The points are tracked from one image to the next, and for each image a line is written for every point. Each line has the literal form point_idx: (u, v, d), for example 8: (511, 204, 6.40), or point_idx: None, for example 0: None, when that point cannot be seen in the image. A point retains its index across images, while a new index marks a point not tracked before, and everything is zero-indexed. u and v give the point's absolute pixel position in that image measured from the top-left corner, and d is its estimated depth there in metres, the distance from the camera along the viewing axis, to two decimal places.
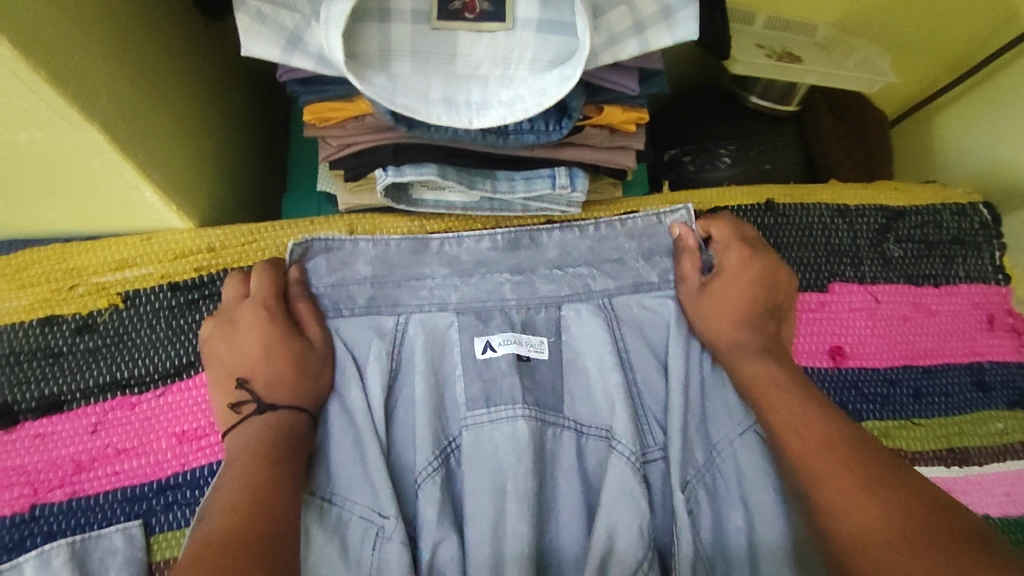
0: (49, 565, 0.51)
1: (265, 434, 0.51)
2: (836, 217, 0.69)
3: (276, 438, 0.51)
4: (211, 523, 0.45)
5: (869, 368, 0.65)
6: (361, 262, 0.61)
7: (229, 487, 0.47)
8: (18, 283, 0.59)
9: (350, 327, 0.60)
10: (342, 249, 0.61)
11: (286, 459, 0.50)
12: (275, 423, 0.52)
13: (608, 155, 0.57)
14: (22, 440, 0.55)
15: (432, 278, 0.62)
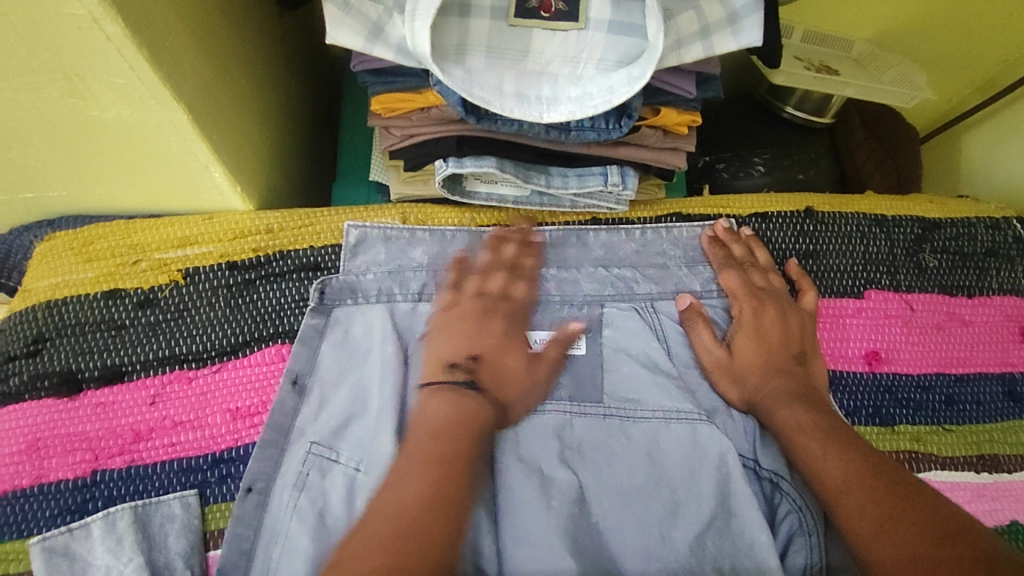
0: (114, 527, 0.51)
1: (469, 422, 0.53)
2: (873, 227, 0.71)
3: (479, 429, 0.53)
4: (393, 511, 0.46)
5: (903, 373, 0.66)
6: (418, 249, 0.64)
7: (418, 483, 0.47)
8: (86, 256, 0.61)
9: (394, 314, 0.62)
10: (400, 238, 0.64)
11: (466, 438, 0.51)
12: (451, 410, 0.53)
13: (661, 156, 0.59)
14: (85, 407, 0.57)
15: None
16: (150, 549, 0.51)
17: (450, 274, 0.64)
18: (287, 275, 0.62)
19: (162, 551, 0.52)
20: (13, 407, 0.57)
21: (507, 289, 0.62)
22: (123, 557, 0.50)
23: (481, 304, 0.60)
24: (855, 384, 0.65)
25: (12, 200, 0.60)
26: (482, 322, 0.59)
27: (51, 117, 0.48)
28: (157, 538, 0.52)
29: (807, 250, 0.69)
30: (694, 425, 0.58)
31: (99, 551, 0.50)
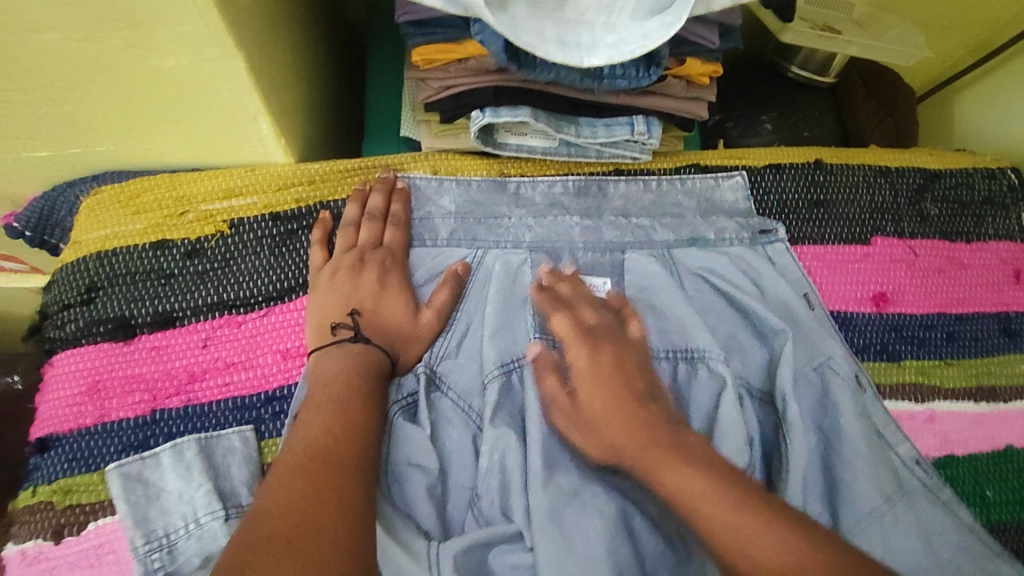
0: (182, 456, 0.54)
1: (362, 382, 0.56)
2: (878, 177, 0.75)
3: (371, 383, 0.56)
4: (295, 449, 0.50)
5: (908, 314, 0.71)
6: (447, 197, 0.67)
7: (316, 422, 0.51)
8: (133, 209, 0.63)
9: (427, 258, 0.66)
10: (429, 186, 0.67)
11: (360, 380, 0.55)
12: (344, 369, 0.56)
13: (684, 105, 0.62)
14: (140, 351, 0.60)
15: (509, 218, 0.68)
16: (216, 477, 0.54)
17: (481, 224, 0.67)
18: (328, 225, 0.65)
19: (227, 479, 0.55)
20: (71, 351, 0.60)
21: (380, 237, 0.64)
22: (193, 483, 0.53)
23: (354, 258, 0.62)
24: (863, 323, 0.70)
25: (58, 154, 0.62)
26: (342, 275, 0.61)
27: (109, 67, 0.50)
28: (222, 467, 0.55)
29: (817, 198, 0.73)
30: (702, 361, 0.63)
31: (171, 477, 0.53)
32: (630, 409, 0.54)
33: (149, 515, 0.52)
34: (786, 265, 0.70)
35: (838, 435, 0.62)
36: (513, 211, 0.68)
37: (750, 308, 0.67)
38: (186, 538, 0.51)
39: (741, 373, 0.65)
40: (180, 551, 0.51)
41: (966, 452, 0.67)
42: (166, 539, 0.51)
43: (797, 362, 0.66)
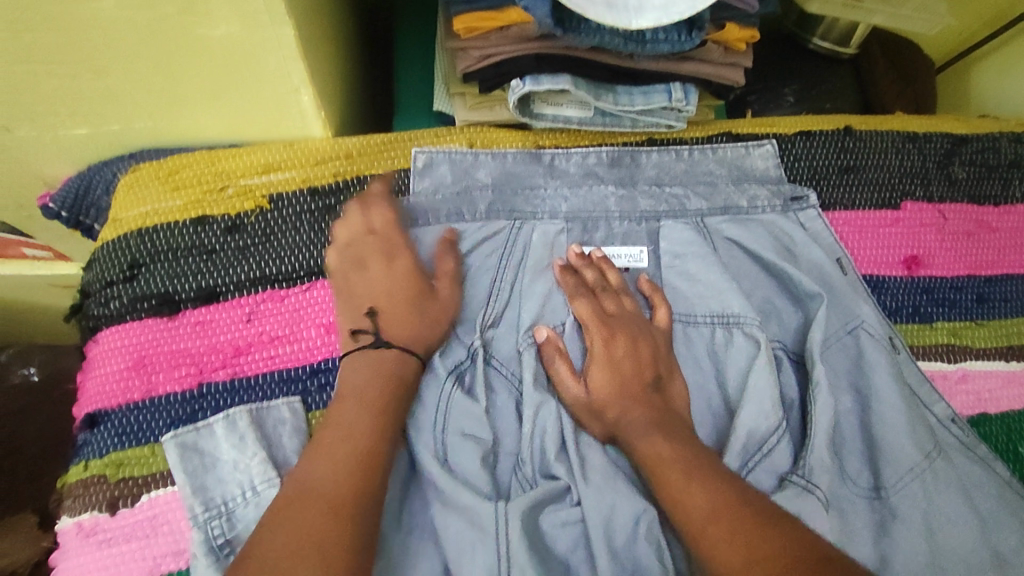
0: (235, 426, 0.55)
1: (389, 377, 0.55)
2: (906, 142, 0.76)
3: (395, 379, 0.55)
4: (336, 429, 0.50)
5: (939, 276, 0.72)
6: (483, 170, 0.68)
7: (352, 406, 0.52)
8: (172, 185, 0.63)
9: (461, 232, 0.65)
10: (464, 159, 0.67)
11: (394, 364, 0.56)
12: (374, 368, 0.55)
13: (722, 71, 0.62)
14: (184, 326, 0.60)
15: (546, 189, 0.68)
16: (270, 446, 0.55)
17: (519, 196, 0.67)
18: None
19: (280, 449, 0.56)
20: (116, 327, 0.60)
21: (371, 224, 0.62)
22: (248, 452, 0.54)
23: (378, 246, 0.61)
24: (895, 286, 0.71)
25: (96, 132, 0.63)
26: (358, 265, 0.60)
27: (159, 37, 0.50)
28: (275, 437, 0.56)
29: (847, 165, 0.74)
30: (739, 326, 0.63)
31: (225, 447, 0.54)
32: (642, 408, 0.57)
33: (206, 484, 0.53)
34: (818, 231, 0.70)
35: (880, 398, 0.62)
36: (548, 183, 0.69)
37: (787, 272, 0.67)
38: (244, 505, 0.52)
39: (779, 337, 0.66)
40: (238, 518, 0.52)
41: (999, 411, 0.68)
42: (225, 506, 0.52)
43: (829, 326, 0.66)
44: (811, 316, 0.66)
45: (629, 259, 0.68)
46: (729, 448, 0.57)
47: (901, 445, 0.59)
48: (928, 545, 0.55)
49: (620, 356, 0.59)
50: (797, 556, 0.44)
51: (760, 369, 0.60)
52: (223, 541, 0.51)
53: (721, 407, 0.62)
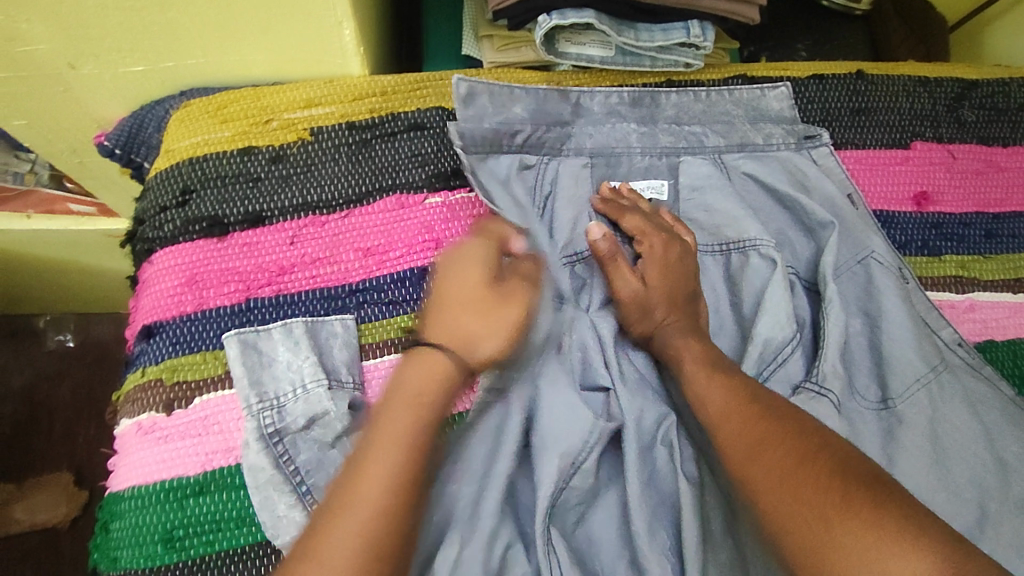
0: (290, 333, 0.61)
1: (432, 368, 0.55)
2: (917, 86, 0.78)
3: (439, 368, 0.56)
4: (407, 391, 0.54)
5: (947, 212, 0.75)
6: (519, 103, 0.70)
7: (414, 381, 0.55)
8: (221, 118, 0.68)
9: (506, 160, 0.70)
10: (501, 93, 0.69)
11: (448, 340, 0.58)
12: (419, 364, 0.56)
13: (737, 7, 0.65)
14: (232, 247, 0.65)
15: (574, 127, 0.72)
16: (320, 354, 0.61)
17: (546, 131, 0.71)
18: (399, 133, 0.70)
19: (330, 358, 0.61)
20: (170, 248, 0.65)
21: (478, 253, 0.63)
22: (301, 355, 0.60)
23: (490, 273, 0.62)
24: (904, 221, 0.74)
25: (151, 70, 0.68)
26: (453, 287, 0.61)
27: None
28: (325, 347, 0.61)
29: (859, 106, 0.77)
30: (755, 248, 0.67)
31: (281, 349, 0.60)
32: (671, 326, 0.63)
33: (262, 380, 0.59)
34: (830, 167, 0.73)
35: (885, 321, 0.65)
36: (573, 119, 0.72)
37: (797, 206, 0.71)
38: (294, 400, 0.58)
39: (792, 263, 0.70)
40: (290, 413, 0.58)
41: (1006, 338, 0.70)
42: (276, 400, 0.58)
43: (840, 256, 0.70)
44: (822, 244, 0.69)
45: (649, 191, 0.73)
46: (746, 356, 0.62)
47: (906, 361, 0.63)
48: (932, 449, 0.59)
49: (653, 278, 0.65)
50: (796, 451, 0.49)
51: (774, 288, 0.64)
52: (272, 431, 0.57)
53: (736, 327, 0.67)
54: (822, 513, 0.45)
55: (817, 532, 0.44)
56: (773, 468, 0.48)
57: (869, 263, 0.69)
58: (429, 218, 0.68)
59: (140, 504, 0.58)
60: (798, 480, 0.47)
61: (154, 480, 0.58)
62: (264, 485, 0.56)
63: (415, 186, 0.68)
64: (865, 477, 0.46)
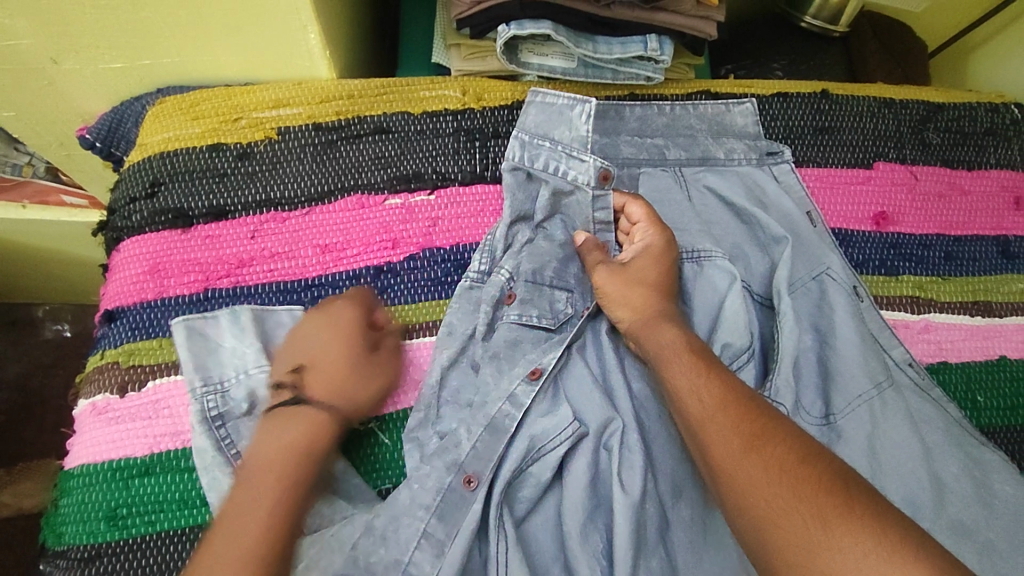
0: (239, 318, 0.63)
1: (313, 431, 0.57)
2: (882, 108, 0.79)
3: (313, 427, 0.57)
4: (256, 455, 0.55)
5: (906, 233, 0.75)
6: (581, 121, 0.70)
7: (291, 434, 0.56)
8: (192, 115, 0.71)
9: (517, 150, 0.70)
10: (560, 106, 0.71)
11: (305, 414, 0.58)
12: (314, 420, 0.57)
13: (694, 22, 0.68)
14: (195, 239, 0.67)
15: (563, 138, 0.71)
16: (267, 341, 0.63)
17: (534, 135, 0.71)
18: (364, 136, 0.72)
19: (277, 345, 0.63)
20: (136, 237, 0.67)
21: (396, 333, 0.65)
22: (245, 342, 0.62)
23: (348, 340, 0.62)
24: (863, 240, 0.74)
25: (129, 67, 0.71)
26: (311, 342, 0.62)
27: None
28: (273, 334, 0.64)
29: (823, 125, 0.78)
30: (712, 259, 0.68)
31: (227, 335, 0.62)
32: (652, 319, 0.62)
33: (207, 364, 0.61)
34: (791, 184, 0.74)
35: (836, 338, 0.66)
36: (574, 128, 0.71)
37: (755, 214, 0.71)
38: (237, 385, 0.60)
39: (745, 279, 0.69)
40: (232, 399, 0.60)
41: (960, 361, 0.70)
42: (220, 385, 0.60)
43: (796, 272, 0.69)
44: (777, 259, 0.70)
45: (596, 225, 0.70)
46: None
47: (853, 379, 0.63)
48: (869, 465, 0.59)
49: (616, 294, 0.64)
50: (795, 450, 0.49)
51: (730, 299, 0.64)
52: (215, 414, 0.59)
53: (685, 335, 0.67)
54: (821, 512, 0.44)
55: (814, 534, 0.44)
56: (768, 465, 0.48)
57: (823, 280, 0.69)
58: (387, 219, 0.69)
59: (88, 482, 0.59)
60: (797, 476, 0.47)
61: (103, 459, 0.59)
62: (210, 465, 0.57)
63: (376, 187, 0.70)
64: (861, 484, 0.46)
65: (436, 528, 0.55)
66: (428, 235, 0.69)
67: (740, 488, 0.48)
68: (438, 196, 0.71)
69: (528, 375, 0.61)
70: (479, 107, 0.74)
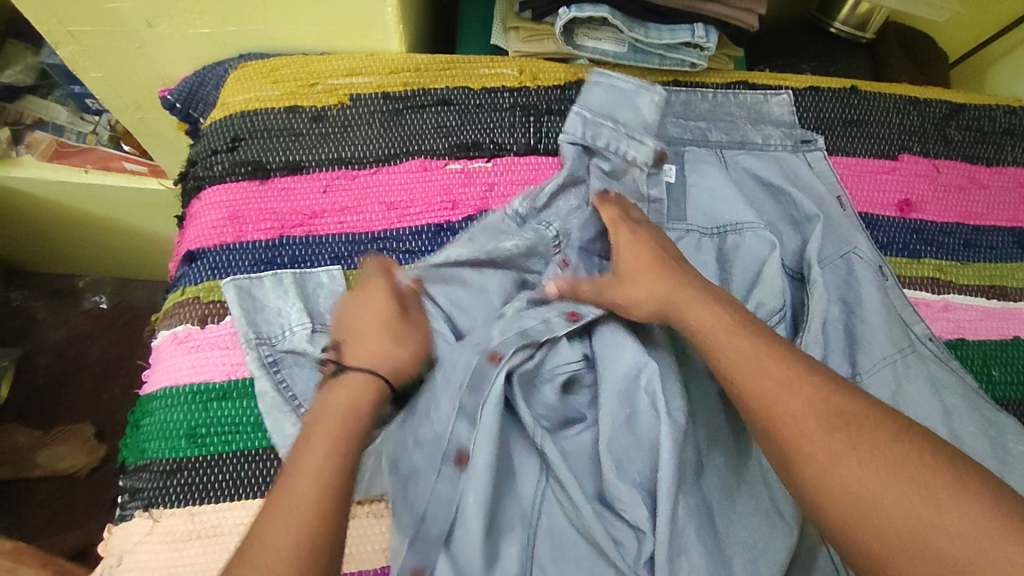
0: (281, 282, 0.68)
1: (358, 392, 0.58)
2: (907, 105, 0.85)
3: (364, 387, 0.59)
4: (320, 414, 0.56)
5: (929, 220, 0.80)
6: (645, 106, 0.77)
7: (336, 403, 0.57)
8: (272, 79, 0.77)
9: (578, 121, 0.76)
10: (622, 89, 0.78)
11: (364, 392, 0.58)
12: (368, 382, 0.59)
13: (738, 14, 0.74)
14: (273, 191, 0.73)
15: (624, 117, 0.77)
16: (306, 301, 0.68)
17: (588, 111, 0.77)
18: (428, 106, 0.78)
19: (316, 305, 0.68)
20: (218, 186, 0.73)
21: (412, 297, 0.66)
22: (289, 302, 0.68)
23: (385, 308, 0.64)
24: (887, 225, 0.79)
25: (217, 33, 0.77)
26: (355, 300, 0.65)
27: None
28: (312, 296, 0.69)
29: (852, 118, 0.84)
30: (751, 230, 0.72)
31: (273, 296, 0.68)
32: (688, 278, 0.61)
33: (257, 321, 0.66)
34: (823, 169, 0.79)
35: (865, 310, 0.70)
36: (640, 109, 0.77)
37: (790, 194, 0.77)
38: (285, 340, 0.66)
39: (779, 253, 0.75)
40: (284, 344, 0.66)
41: (977, 338, 0.74)
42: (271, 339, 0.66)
43: (827, 249, 0.74)
44: (809, 235, 0.75)
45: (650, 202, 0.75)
46: None
47: (879, 345, 0.68)
48: None
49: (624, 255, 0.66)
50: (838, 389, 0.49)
51: (769, 266, 0.69)
52: (271, 362, 0.65)
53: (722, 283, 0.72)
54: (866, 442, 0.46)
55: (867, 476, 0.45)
56: (803, 404, 0.49)
57: (852, 258, 0.73)
58: (448, 182, 0.75)
59: (169, 402, 0.64)
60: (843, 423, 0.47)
61: (184, 382, 0.65)
62: (273, 409, 0.63)
63: (438, 153, 0.76)
64: (910, 432, 0.46)
65: (468, 400, 0.62)
66: (485, 199, 0.75)
67: (800, 450, 0.47)
68: (495, 164, 0.76)
69: (568, 314, 0.67)
70: (534, 85, 0.80)
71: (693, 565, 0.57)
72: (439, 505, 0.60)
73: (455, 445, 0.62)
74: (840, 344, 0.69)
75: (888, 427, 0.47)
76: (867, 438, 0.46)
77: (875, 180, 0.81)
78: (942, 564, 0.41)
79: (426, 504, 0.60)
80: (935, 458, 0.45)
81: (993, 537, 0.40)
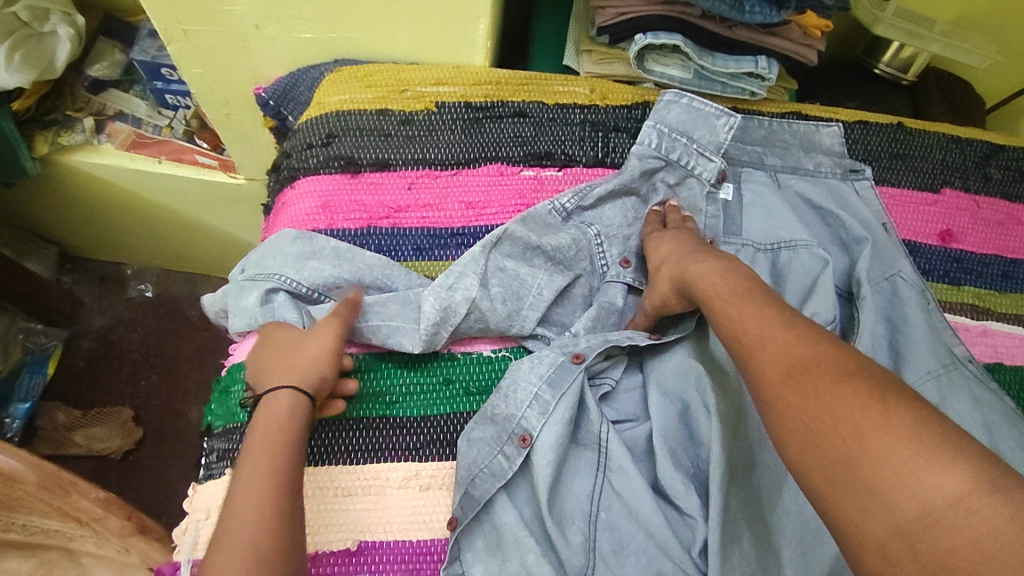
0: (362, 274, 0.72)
1: (296, 405, 0.61)
2: (949, 143, 0.91)
3: (293, 402, 0.61)
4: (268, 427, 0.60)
5: (968, 250, 0.85)
6: (723, 130, 0.82)
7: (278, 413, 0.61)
8: (365, 83, 0.83)
9: (652, 135, 0.81)
10: (703, 111, 0.82)
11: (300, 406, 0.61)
12: (297, 402, 0.61)
13: (799, 48, 0.81)
14: (362, 184, 0.78)
15: (698, 138, 0.82)
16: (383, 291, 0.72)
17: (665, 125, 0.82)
18: (506, 116, 0.84)
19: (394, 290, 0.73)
20: (311, 177, 0.79)
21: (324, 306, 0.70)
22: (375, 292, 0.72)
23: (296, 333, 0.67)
24: (929, 252, 0.84)
25: (316, 39, 0.84)
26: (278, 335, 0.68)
27: None
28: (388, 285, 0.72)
29: (897, 151, 0.89)
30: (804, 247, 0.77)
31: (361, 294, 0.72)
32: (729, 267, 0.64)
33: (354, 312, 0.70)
34: (869, 197, 0.84)
35: (909, 330, 0.74)
36: (716, 131, 0.82)
37: (838, 218, 0.82)
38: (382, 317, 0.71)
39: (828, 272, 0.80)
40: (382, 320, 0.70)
41: (1014, 364, 0.78)
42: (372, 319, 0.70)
43: (873, 271, 0.79)
44: (856, 256, 0.79)
45: (706, 217, 0.81)
46: None
47: (921, 360, 0.72)
48: None
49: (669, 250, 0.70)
50: (833, 369, 0.47)
51: (821, 280, 0.74)
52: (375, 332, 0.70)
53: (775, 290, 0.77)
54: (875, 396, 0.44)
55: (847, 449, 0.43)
56: (821, 381, 0.47)
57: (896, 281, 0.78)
58: (522, 187, 0.81)
59: None
60: (833, 395, 0.46)
61: None
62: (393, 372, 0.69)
63: (514, 159, 0.82)
64: (862, 379, 0.46)
65: (547, 391, 0.67)
66: None
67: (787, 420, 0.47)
68: (565, 173, 0.82)
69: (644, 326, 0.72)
70: (603, 104, 0.86)
71: (745, 552, 0.61)
72: (489, 474, 0.64)
73: (522, 428, 0.66)
74: (886, 357, 0.74)
75: (834, 377, 0.47)
76: (816, 387, 0.47)
77: (918, 210, 0.86)
78: (871, 494, 0.41)
79: (480, 469, 0.64)
80: (874, 396, 0.44)
81: (917, 460, 0.40)
